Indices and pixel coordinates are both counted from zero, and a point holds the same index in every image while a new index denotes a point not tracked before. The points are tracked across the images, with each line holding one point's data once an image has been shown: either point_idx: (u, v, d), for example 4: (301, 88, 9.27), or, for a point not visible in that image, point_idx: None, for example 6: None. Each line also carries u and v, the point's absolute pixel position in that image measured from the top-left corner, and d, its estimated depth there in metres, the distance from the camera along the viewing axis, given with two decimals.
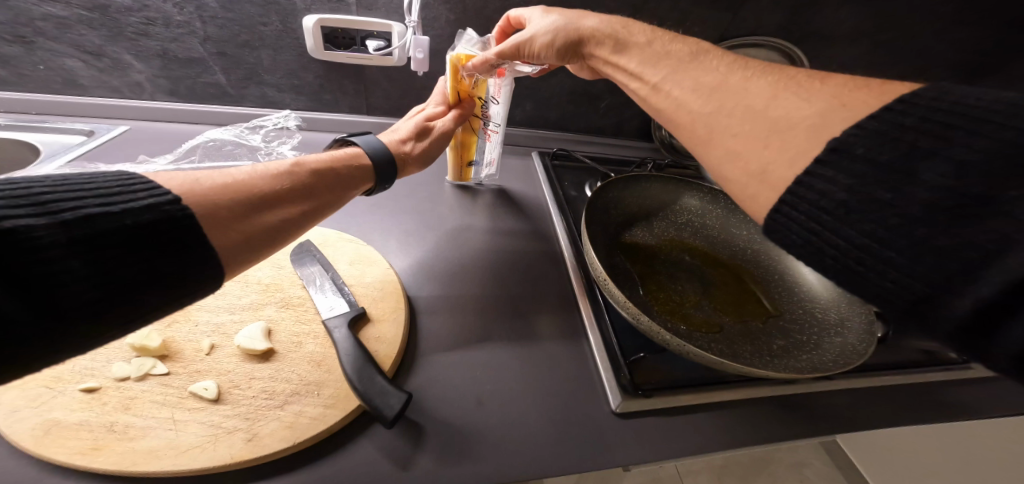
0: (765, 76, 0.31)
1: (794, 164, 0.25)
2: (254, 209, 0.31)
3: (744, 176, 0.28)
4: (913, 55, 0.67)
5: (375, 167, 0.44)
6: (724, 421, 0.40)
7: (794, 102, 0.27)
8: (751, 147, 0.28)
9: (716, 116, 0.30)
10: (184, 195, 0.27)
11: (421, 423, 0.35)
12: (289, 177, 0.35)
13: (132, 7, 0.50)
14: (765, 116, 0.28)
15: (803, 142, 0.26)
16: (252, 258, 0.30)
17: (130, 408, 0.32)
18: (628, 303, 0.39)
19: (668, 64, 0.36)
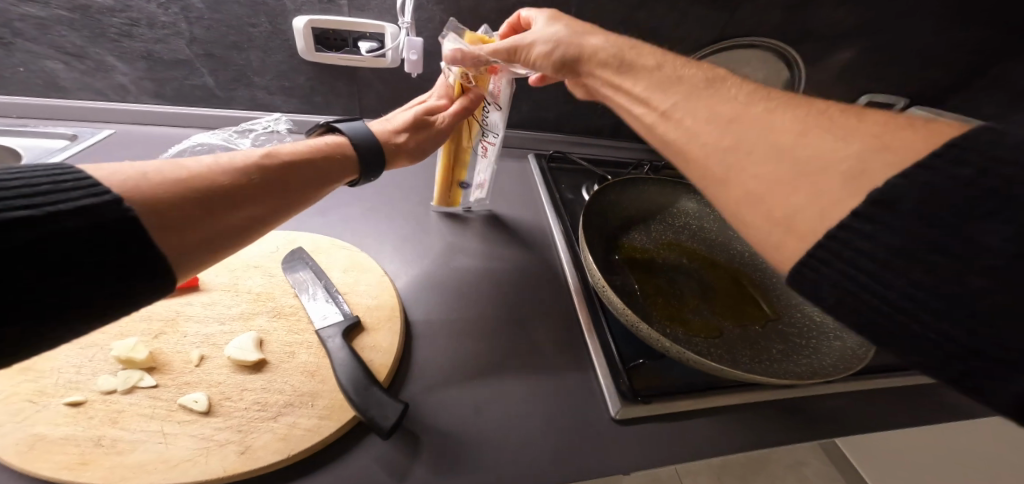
0: (791, 107, 0.25)
1: (825, 215, 0.20)
2: (211, 207, 0.28)
3: (765, 224, 0.23)
4: (907, 55, 0.67)
5: (359, 158, 0.43)
6: (725, 425, 0.40)
7: (829, 140, 0.22)
8: (776, 190, 0.22)
9: (733, 153, 0.25)
10: (126, 194, 0.24)
11: (417, 434, 0.34)
12: (253, 171, 0.33)
13: (115, 7, 0.48)
14: (791, 155, 0.22)
15: (839, 190, 0.20)
16: (206, 261, 0.28)
17: (117, 421, 0.31)
18: (627, 310, 0.39)
19: (678, 90, 0.30)
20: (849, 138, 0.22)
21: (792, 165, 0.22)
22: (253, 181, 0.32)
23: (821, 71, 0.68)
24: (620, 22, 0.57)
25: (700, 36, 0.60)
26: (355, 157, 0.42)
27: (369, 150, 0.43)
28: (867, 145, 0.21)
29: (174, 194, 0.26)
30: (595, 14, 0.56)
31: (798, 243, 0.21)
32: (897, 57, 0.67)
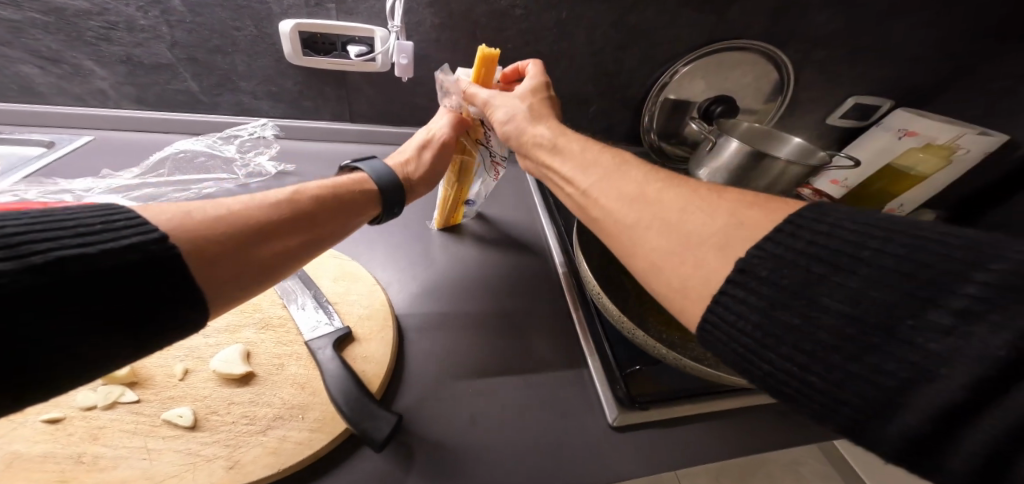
0: (679, 186, 0.30)
1: (709, 282, 0.24)
2: (246, 242, 0.30)
3: (668, 291, 0.26)
4: (891, 57, 0.68)
5: (380, 192, 0.42)
6: (722, 430, 0.40)
7: (702, 216, 0.26)
8: (671, 262, 0.26)
9: (637, 230, 0.29)
10: (172, 231, 0.26)
11: (411, 445, 0.34)
12: (288, 207, 0.34)
13: (92, 10, 0.47)
14: (679, 230, 0.26)
15: (716, 262, 0.24)
16: (240, 294, 0.29)
17: (98, 437, 0.30)
18: (622, 318, 0.40)
19: (596, 171, 0.35)
20: (721, 217, 0.26)
21: (679, 244, 0.26)
22: (283, 218, 0.33)
23: (809, 73, 0.68)
24: (610, 25, 0.57)
25: (689, 40, 0.60)
26: (377, 196, 0.42)
27: (391, 185, 0.43)
28: (734, 224, 0.25)
29: (209, 232, 0.28)
30: (584, 17, 0.56)
31: (697, 305, 0.24)
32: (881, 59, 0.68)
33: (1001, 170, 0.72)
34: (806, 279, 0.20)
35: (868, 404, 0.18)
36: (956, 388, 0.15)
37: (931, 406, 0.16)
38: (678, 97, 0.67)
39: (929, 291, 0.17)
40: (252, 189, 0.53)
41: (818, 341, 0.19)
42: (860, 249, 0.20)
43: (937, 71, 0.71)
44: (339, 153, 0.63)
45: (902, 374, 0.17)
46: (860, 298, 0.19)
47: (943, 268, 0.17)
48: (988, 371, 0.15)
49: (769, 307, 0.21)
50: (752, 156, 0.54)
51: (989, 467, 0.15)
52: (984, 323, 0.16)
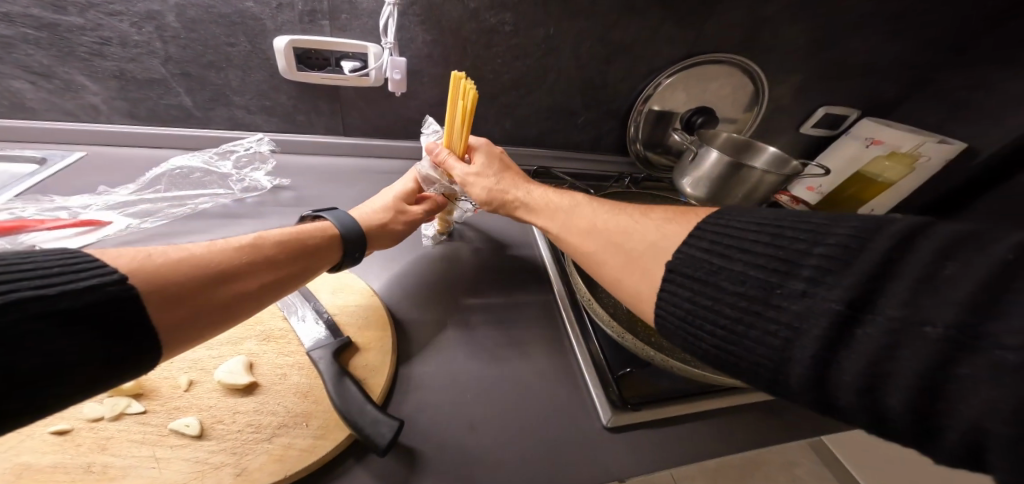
0: (621, 214, 0.37)
1: (653, 283, 0.30)
2: (210, 283, 0.30)
3: (629, 298, 0.32)
4: (858, 68, 0.72)
5: (343, 239, 0.43)
6: (711, 428, 0.42)
7: (639, 234, 0.33)
8: (627, 275, 0.32)
9: (595, 257, 0.36)
10: (132, 273, 0.26)
11: (415, 449, 0.35)
12: (251, 250, 0.35)
13: (85, 26, 0.47)
14: (623, 250, 0.33)
15: (655, 267, 0.30)
16: (198, 337, 0.29)
17: (107, 448, 0.31)
18: (613, 323, 0.44)
19: (560, 213, 0.42)
20: (655, 234, 0.32)
21: (627, 263, 0.33)
22: (248, 260, 0.34)
23: (783, 85, 0.72)
24: (595, 40, 0.60)
25: (670, 54, 0.63)
26: (342, 252, 0.43)
27: (353, 230, 0.44)
28: (665, 237, 0.32)
29: (169, 273, 0.28)
30: (570, 34, 0.59)
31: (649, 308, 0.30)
32: (849, 69, 0.72)
33: (962, 176, 0.76)
34: (709, 269, 0.26)
35: (773, 364, 0.22)
36: (816, 339, 0.20)
37: (806, 355, 0.21)
38: (662, 107, 0.70)
39: (786, 267, 0.23)
40: (248, 204, 0.54)
41: (727, 317, 0.25)
42: (742, 243, 0.26)
43: (897, 81, 0.76)
44: (334, 167, 0.64)
45: (784, 334, 0.22)
46: (745, 278, 0.24)
47: (797, 250, 0.23)
48: (832, 321, 0.20)
49: (693, 296, 0.26)
50: (730, 166, 0.57)
51: (864, 406, 0.19)
52: (825, 284, 0.21)
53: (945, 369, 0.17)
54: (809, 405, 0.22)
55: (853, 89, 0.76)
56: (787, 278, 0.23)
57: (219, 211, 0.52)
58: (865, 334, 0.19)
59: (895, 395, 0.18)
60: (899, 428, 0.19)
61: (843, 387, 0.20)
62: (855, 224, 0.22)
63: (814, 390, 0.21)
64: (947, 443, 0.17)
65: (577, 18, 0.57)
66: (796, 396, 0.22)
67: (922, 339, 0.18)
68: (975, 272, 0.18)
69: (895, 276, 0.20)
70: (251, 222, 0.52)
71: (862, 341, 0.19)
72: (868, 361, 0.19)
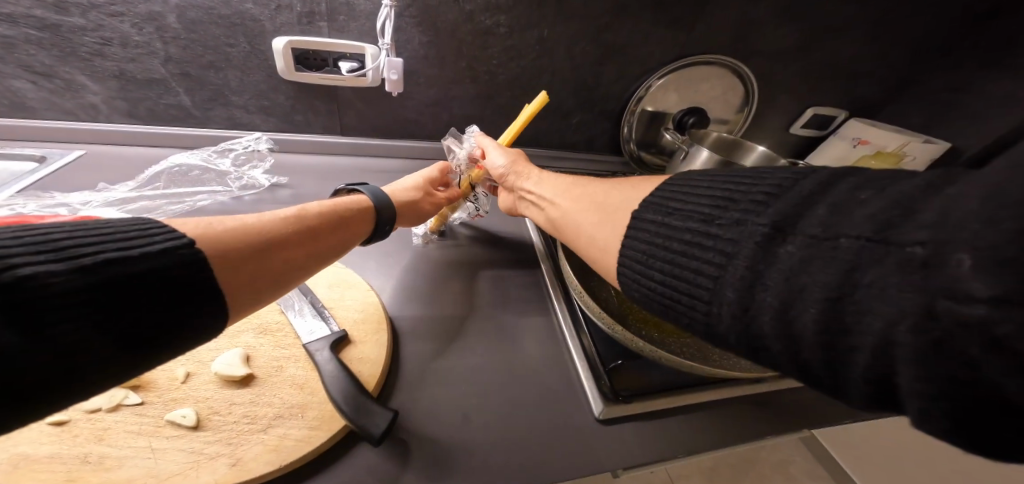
0: (608, 183, 0.42)
1: (616, 233, 0.34)
2: (266, 248, 0.31)
3: (597, 250, 0.36)
4: (844, 70, 0.74)
5: (377, 212, 0.45)
6: (700, 422, 0.43)
7: (619, 194, 0.38)
8: (599, 229, 0.36)
9: (577, 221, 0.40)
10: (200, 239, 0.27)
11: (409, 442, 0.36)
12: (297, 220, 0.36)
13: (87, 27, 0.48)
14: (603, 207, 0.38)
15: (623, 220, 0.34)
16: (258, 300, 0.30)
17: (104, 438, 0.31)
18: (604, 314, 0.45)
19: (558, 190, 0.45)
20: (630, 192, 0.37)
21: (602, 217, 0.37)
22: (296, 226, 0.35)
23: (771, 86, 0.74)
24: (588, 41, 0.61)
25: (660, 56, 0.65)
26: (371, 227, 0.44)
27: (384, 205, 0.46)
28: (637, 194, 0.36)
29: (233, 234, 0.29)
30: (564, 35, 0.60)
31: (611, 256, 0.34)
32: (836, 71, 0.74)
33: None
34: (665, 212, 0.29)
35: (708, 292, 0.24)
36: (743, 259, 0.22)
37: (736, 276, 0.22)
38: (655, 108, 0.71)
39: (729, 205, 0.25)
40: (246, 201, 0.55)
41: (674, 254, 0.26)
42: (699, 193, 0.28)
43: (882, 82, 0.78)
44: (332, 166, 0.65)
45: (717, 261, 0.23)
46: (694, 219, 0.27)
47: (743, 191, 0.25)
48: (759, 240, 0.22)
49: (650, 237, 0.29)
50: (720, 165, 0.58)
51: (783, 330, 0.20)
52: (759, 213, 0.23)
53: (852, 278, 0.18)
54: (737, 337, 0.23)
55: (840, 89, 0.77)
56: (727, 212, 0.25)
57: (217, 208, 0.53)
58: (785, 252, 0.20)
59: (807, 312, 0.19)
60: (812, 352, 0.19)
61: (765, 310, 0.21)
62: (793, 170, 0.24)
63: (742, 318, 0.22)
64: (859, 373, 0.18)
65: (571, 20, 0.59)
66: (724, 327, 0.23)
67: (836, 250, 0.19)
68: (888, 195, 0.19)
69: (817, 202, 0.21)
70: None
71: (782, 258, 0.20)
72: (787, 274, 0.20)
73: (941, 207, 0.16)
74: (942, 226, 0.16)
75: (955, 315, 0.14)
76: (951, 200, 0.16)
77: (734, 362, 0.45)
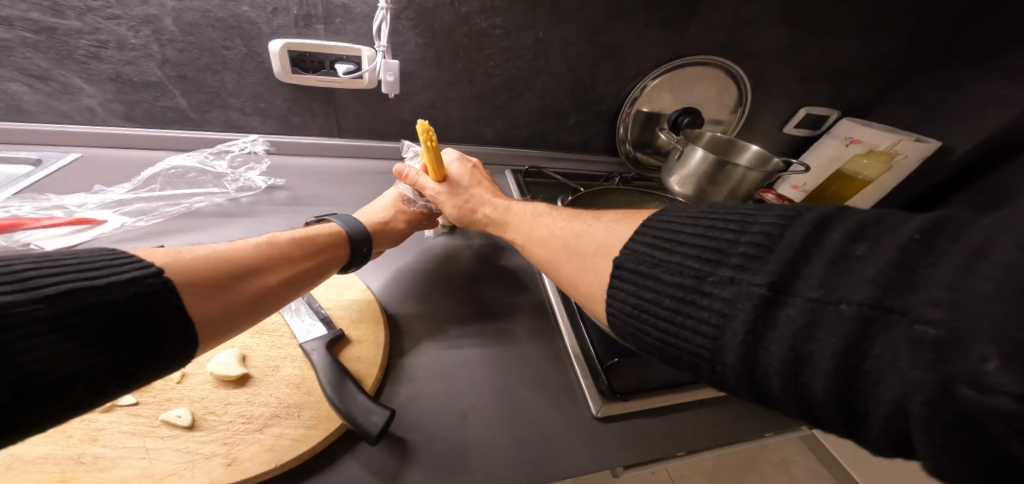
0: (574, 218, 0.40)
1: (601, 283, 0.32)
2: (235, 279, 0.31)
3: (583, 297, 0.34)
4: (835, 71, 0.75)
5: (350, 238, 0.45)
6: (699, 418, 0.43)
7: (592, 235, 0.36)
8: (579, 277, 0.35)
9: (552, 260, 0.38)
10: (169, 269, 0.27)
11: (407, 441, 0.35)
12: (268, 248, 0.36)
13: (83, 30, 0.48)
14: (576, 251, 0.36)
15: (603, 266, 0.33)
16: (231, 330, 0.30)
17: (98, 438, 0.31)
18: None
19: (523, 219, 0.44)
20: (605, 234, 0.35)
21: (580, 263, 0.35)
22: (266, 256, 0.35)
23: (763, 87, 0.75)
24: (582, 43, 0.62)
25: (654, 57, 0.65)
26: (348, 252, 0.45)
27: (359, 232, 0.46)
28: (613, 236, 0.34)
29: (199, 268, 0.29)
30: (558, 37, 0.60)
31: (600, 306, 0.32)
32: (827, 72, 0.75)
33: (938, 174, 0.79)
34: (649, 261, 0.28)
35: (709, 352, 0.24)
36: (743, 323, 0.22)
37: (737, 342, 0.22)
38: (650, 109, 0.72)
39: (718, 256, 0.25)
40: (242, 203, 0.55)
41: (669, 308, 0.26)
42: (683, 237, 0.28)
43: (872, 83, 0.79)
44: (328, 167, 0.65)
45: (715, 320, 0.23)
46: (684, 270, 0.26)
47: (728, 242, 0.25)
48: (756, 303, 0.22)
49: (636, 289, 0.28)
50: (715, 164, 0.58)
51: (792, 392, 0.21)
52: (752, 270, 0.23)
53: (859, 346, 0.18)
54: (746, 392, 0.23)
55: (832, 90, 0.78)
56: (718, 266, 0.25)
57: (213, 210, 0.53)
58: (787, 317, 0.21)
59: (817, 379, 0.19)
60: (823, 407, 0.20)
61: (773, 374, 0.21)
62: (778, 213, 0.24)
63: (747, 376, 0.22)
64: (875, 430, 0.19)
65: (565, 22, 0.59)
66: (732, 383, 0.23)
67: (839, 317, 0.19)
68: (884, 252, 0.19)
69: (812, 257, 0.21)
70: (247, 220, 0.53)
71: (783, 325, 0.21)
72: (790, 342, 0.20)
73: (946, 278, 0.17)
74: (956, 305, 0.16)
75: (976, 403, 0.15)
76: (953, 270, 0.17)
77: None
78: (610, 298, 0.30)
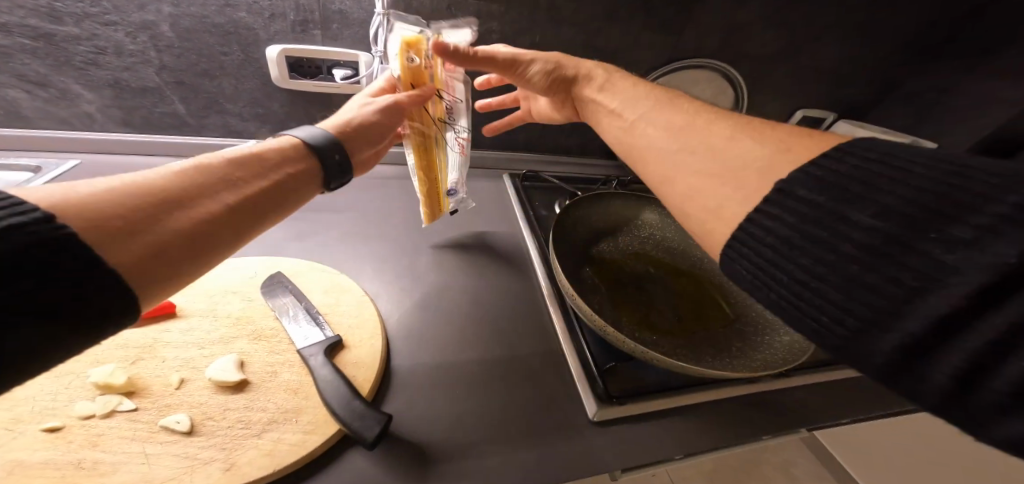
0: (728, 120, 0.34)
1: (745, 201, 0.28)
2: (168, 214, 0.26)
3: (702, 212, 0.30)
4: (832, 73, 0.75)
5: (315, 151, 0.36)
6: (693, 422, 0.43)
7: (747, 144, 0.30)
8: (711, 185, 0.29)
9: (681, 154, 0.33)
10: (59, 214, 0.21)
11: (400, 448, 0.36)
12: (204, 173, 0.29)
13: (80, 36, 0.49)
14: (722, 155, 0.30)
15: (757, 183, 0.28)
16: (177, 277, 0.25)
17: (98, 444, 0.31)
18: (595, 317, 0.44)
19: (647, 109, 0.38)
20: (761, 147, 0.29)
21: (722, 170, 0.29)
22: (202, 184, 0.28)
23: (759, 91, 0.75)
24: (579, 47, 0.62)
25: (649, 60, 0.66)
26: (319, 166, 0.37)
27: (329, 143, 0.37)
28: (778, 151, 0.29)
29: (105, 209, 0.23)
30: (555, 40, 0.60)
31: (725, 228, 0.28)
32: (823, 74, 0.75)
33: None
34: (832, 198, 0.24)
35: (892, 307, 0.20)
36: (969, 291, 0.18)
37: (943, 308, 0.19)
38: None
39: (955, 210, 0.20)
40: None
41: (845, 254, 0.23)
42: (897, 177, 0.23)
43: (869, 85, 0.79)
44: None
45: (916, 282, 0.20)
46: (890, 214, 0.22)
47: (974, 195, 0.20)
48: (997, 277, 0.17)
49: (800, 223, 0.24)
50: None
51: (960, 380, 0.19)
52: (1003, 236, 0.18)
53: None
54: (881, 364, 0.21)
55: (828, 92, 0.79)
56: (952, 218, 0.20)
57: None
58: (1020, 301, 0.17)
59: (1015, 364, 0.17)
60: (993, 393, 0.18)
61: (954, 355, 0.19)
62: None
63: (912, 349, 0.20)
64: (1007, 434, 0.17)
65: (562, 26, 0.59)
66: (876, 356, 0.21)
67: None
68: None
69: None
70: None
71: (1014, 306, 0.17)
72: (1008, 327, 0.17)
73: None
74: None
75: None
76: None
77: (728, 363, 0.44)
78: (740, 240, 0.27)
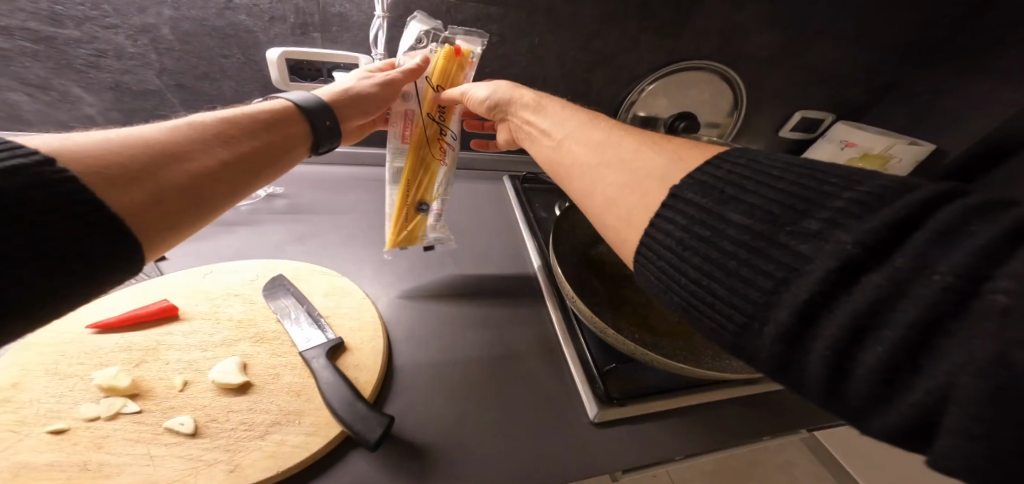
0: (636, 135, 0.34)
1: (650, 208, 0.28)
2: (164, 164, 0.27)
3: (618, 222, 0.30)
4: (830, 73, 0.76)
5: (306, 116, 0.39)
6: (693, 423, 0.44)
7: (651, 155, 0.31)
8: (624, 195, 0.30)
9: (597, 169, 0.33)
10: (61, 160, 0.23)
11: (403, 448, 0.36)
12: (195, 129, 0.30)
13: (81, 39, 0.49)
14: (629, 167, 0.31)
15: (656, 191, 0.28)
16: (175, 224, 0.27)
17: (103, 446, 0.31)
18: (595, 318, 0.44)
19: (571, 124, 0.39)
20: (663, 156, 0.30)
21: (629, 180, 0.30)
22: (194, 138, 0.30)
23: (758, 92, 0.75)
24: (578, 49, 0.62)
25: (648, 62, 0.66)
26: (309, 129, 0.39)
27: (320, 107, 0.40)
28: (675, 159, 0.29)
29: (109, 161, 0.25)
30: (554, 42, 0.61)
31: (636, 235, 0.28)
32: (821, 74, 0.75)
33: None
34: (713, 197, 0.25)
35: (759, 306, 0.21)
36: (815, 280, 0.19)
37: (797, 300, 0.19)
38: (647, 113, 0.72)
39: (806, 205, 0.21)
40: (242, 211, 0.57)
41: (723, 251, 0.23)
42: (759, 177, 0.24)
43: (866, 86, 0.80)
44: (330, 176, 0.67)
45: (779, 274, 0.20)
46: (756, 212, 0.23)
47: (823, 191, 0.21)
48: (841, 262, 0.18)
49: (689, 224, 0.25)
50: None
51: (832, 367, 0.19)
52: (843, 227, 0.19)
53: (938, 323, 0.16)
54: (766, 358, 0.21)
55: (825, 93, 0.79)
56: (803, 217, 0.21)
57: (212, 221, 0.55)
58: (866, 283, 0.18)
59: (871, 350, 0.18)
60: (861, 381, 0.18)
61: (815, 344, 0.19)
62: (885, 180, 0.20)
63: (785, 339, 0.20)
64: (886, 422, 0.18)
65: (559, 28, 0.59)
66: (758, 349, 0.21)
67: (925, 288, 0.16)
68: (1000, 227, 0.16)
69: (915, 227, 0.18)
70: (245, 229, 0.55)
71: (859, 291, 0.18)
72: (857, 311, 0.18)
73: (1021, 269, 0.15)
74: None
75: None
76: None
77: (729, 365, 0.45)
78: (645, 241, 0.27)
